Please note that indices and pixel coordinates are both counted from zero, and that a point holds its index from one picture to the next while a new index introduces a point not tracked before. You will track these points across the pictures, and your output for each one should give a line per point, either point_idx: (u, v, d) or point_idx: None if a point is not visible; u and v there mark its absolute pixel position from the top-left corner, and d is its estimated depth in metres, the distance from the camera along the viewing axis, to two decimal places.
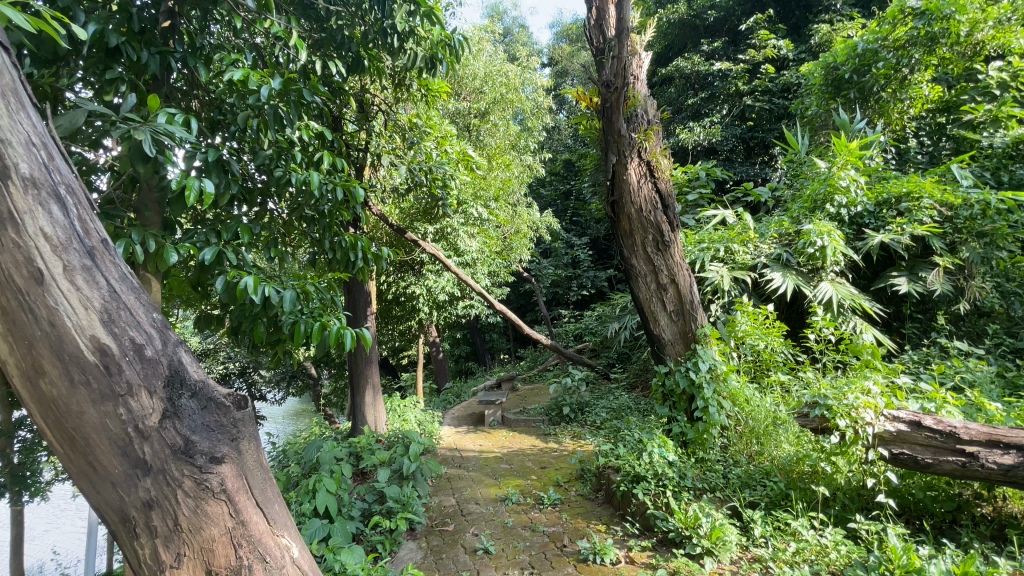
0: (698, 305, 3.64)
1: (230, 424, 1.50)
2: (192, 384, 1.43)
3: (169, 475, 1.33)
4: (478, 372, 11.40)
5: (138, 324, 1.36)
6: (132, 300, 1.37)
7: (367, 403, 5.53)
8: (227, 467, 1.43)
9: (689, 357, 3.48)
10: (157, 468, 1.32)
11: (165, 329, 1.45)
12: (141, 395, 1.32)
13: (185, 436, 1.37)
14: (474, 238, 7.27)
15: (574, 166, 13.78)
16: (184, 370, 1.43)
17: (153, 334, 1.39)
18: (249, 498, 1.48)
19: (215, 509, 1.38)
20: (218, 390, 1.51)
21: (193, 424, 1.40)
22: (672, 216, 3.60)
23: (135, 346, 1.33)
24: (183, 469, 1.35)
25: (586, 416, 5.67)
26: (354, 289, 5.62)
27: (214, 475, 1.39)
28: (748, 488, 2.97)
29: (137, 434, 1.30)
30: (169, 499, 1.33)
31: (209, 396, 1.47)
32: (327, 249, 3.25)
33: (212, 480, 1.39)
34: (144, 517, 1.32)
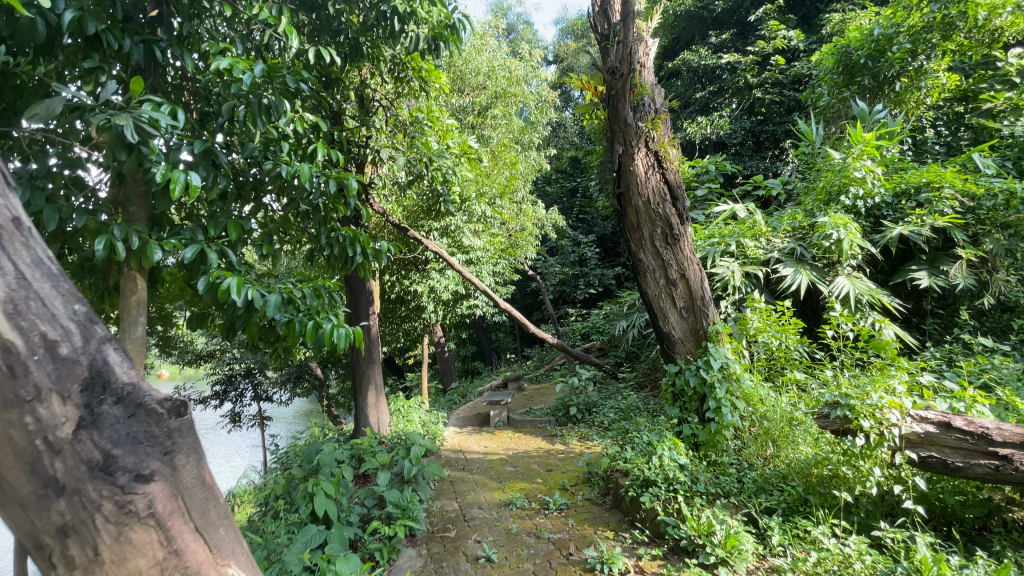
0: (710, 301, 3.47)
1: (166, 435, 1.15)
2: (119, 386, 1.10)
3: (83, 497, 0.99)
4: (484, 372, 11.29)
5: (46, 308, 1.05)
6: (41, 282, 1.07)
7: (370, 404, 5.42)
8: (160, 488, 1.08)
9: (700, 356, 3.32)
10: (71, 489, 0.99)
11: (89, 321, 1.13)
12: (49, 399, 1.00)
13: (105, 450, 1.03)
14: (479, 235, 7.14)
15: (580, 163, 13.62)
16: (110, 367, 1.10)
17: (71, 326, 1.07)
18: (192, 526, 1.12)
19: (143, 541, 1.03)
20: (155, 393, 1.17)
21: (116, 434, 1.06)
22: (682, 208, 3.44)
23: (42, 338, 1.02)
24: (101, 490, 1.01)
25: (594, 417, 5.52)
26: (356, 287, 5.52)
27: (141, 497, 1.04)
28: (763, 493, 2.80)
29: (42, 446, 0.98)
30: (85, 530, 0.98)
31: (140, 401, 1.13)
32: (323, 245, 3.15)
33: (138, 502, 1.04)
34: (57, 550, 0.98)
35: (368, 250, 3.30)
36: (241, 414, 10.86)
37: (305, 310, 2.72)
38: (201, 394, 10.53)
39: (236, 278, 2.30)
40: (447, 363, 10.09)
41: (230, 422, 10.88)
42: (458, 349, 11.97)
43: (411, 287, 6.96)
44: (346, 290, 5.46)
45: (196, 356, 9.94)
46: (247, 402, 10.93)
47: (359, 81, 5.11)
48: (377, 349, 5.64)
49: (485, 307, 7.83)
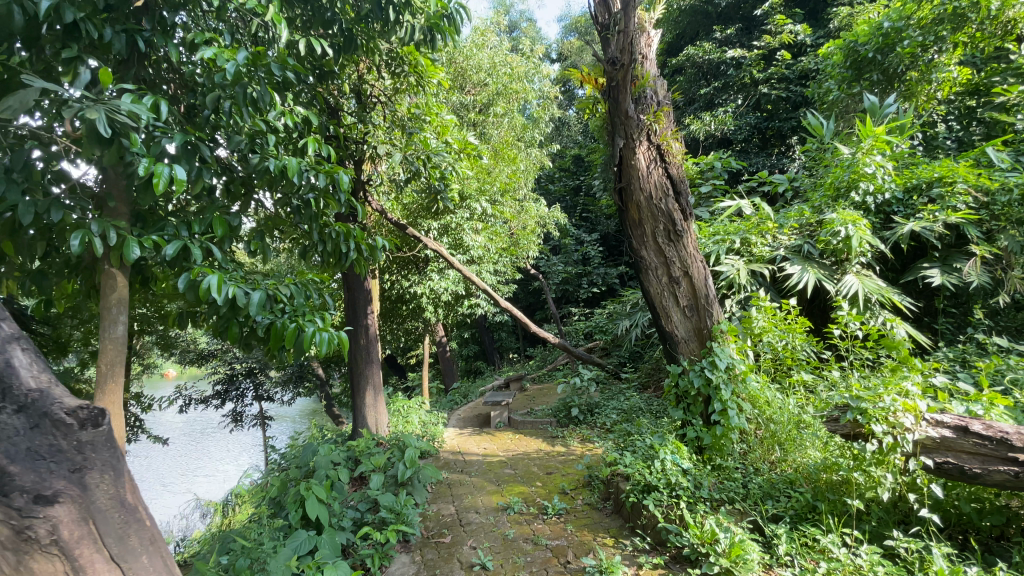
0: (714, 299, 3.35)
1: (73, 451, 1.31)
2: (20, 410, 1.26)
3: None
4: (487, 372, 11.20)
5: None
6: None
7: (368, 405, 5.33)
8: (62, 506, 1.25)
9: (704, 356, 3.20)
10: None
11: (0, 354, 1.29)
12: None
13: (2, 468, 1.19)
14: (480, 234, 7.05)
15: (584, 161, 13.51)
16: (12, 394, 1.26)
17: None
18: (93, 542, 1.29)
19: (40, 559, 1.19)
20: (61, 410, 1.32)
21: (13, 453, 1.21)
22: (686, 204, 3.33)
23: None
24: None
25: (596, 418, 5.42)
26: (354, 286, 5.44)
27: (41, 518, 1.21)
28: (770, 500, 2.70)
29: None
30: None
31: (42, 419, 1.28)
32: (316, 241, 3.07)
33: (38, 525, 1.20)
34: None
35: (362, 248, 3.22)
36: (243, 414, 10.82)
37: (289, 312, 2.69)
38: (202, 394, 10.49)
39: (217, 277, 2.27)
40: (449, 363, 10.01)
41: (232, 422, 10.84)
42: (461, 349, 11.88)
43: (411, 286, 6.88)
44: (344, 285, 5.38)
45: (198, 356, 9.90)
46: (249, 402, 10.89)
47: (356, 77, 5.02)
48: (376, 348, 5.55)
49: (486, 307, 7.73)
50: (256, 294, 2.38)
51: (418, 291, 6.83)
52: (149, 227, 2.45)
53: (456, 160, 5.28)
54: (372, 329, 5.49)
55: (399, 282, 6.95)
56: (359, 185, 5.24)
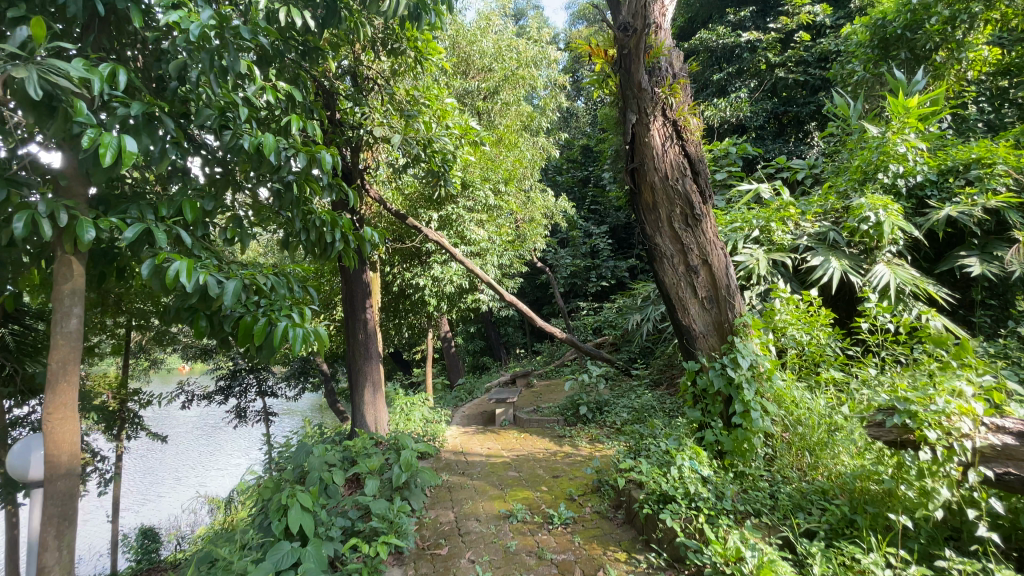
0: (735, 290, 3.06)
1: None
2: None
3: None
4: (493, 368, 10.98)
5: None
6: None
7: (367, 403, 5.10)
8: None
9: (725, 353, 2.92)
10: None
11: None
12: None
13: None
14: (484, 225, 6.78)
15: (592, 152, 13.18)
16: None
17: None
18: None
19: None
20: None
21: None
22: (705, 185, 3.04)
23: None
24: None
25: (605, 417, 5.16)
26: (352, 279, 5.19)
27: None
28: (801, 513, 2.42)
29: None
30: None
31: None
32: (298, 230, 2.83)
33: None
34: None
35: (349, 234, 2.99)
36: (247, 409, 10.58)
37: (262, 304, 2.48)
38: (205, 390, 10.24)
39: (189, 262, 2.04)
40: (453, 359, 9.75)
41: (236, 418, 10.66)
42: (466, 344, 11.65)
43: (412, 279, 6.62)
44: (343, 270, 5.14)
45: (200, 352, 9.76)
46: (253, 398, 10.70)
47: (352, 58, 4.76)
48: (376, 342, 5.32)
49: (491, 301, 7.48)
50: (230, 283, 2.16)
51: (420, 284, 6.58)
52: (109, 212, 2.22)
53: (458, 145, 5.01)
54: (371, 322, 5.26)
55: (400, 275, 6.70)
56: (355, 172, 4.98)
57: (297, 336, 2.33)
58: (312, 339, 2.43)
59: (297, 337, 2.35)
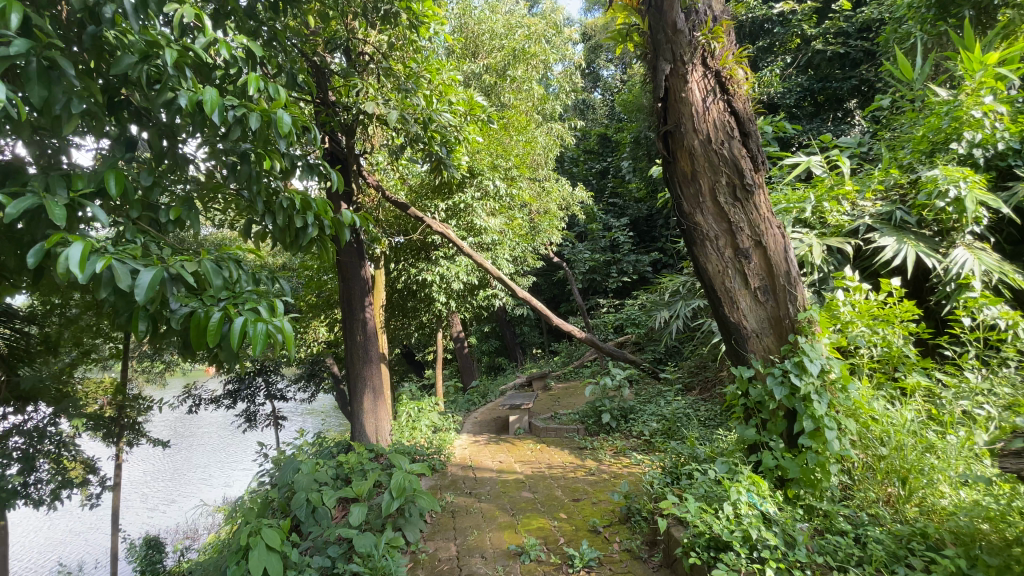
0: (798, 279, 2.48)
1: None
2: None
3: None
4: (509, 369, 10.48)
5: None
6: None
7: (366, 411, 4.60)
8: None
9: (787, 356, 2.35)
10: None
11: None
12: None
13: None
14: (495, 216, 6.28)
15: (610, 142, 12.58)
16: None
17: None
18: None
19: None
20: None
21: None
22: (755, 149, 2.48)
23: None
24: None
25: (631, 426, 4.61)
26: (349, 274, 4.72)
27: None
28: (901, 567, 1.85)
29: None
30: None
31: None
32: (261, 211, 2.34)
33: None
34: None
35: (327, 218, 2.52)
36: (257, 413, 10.53)
37: (223, 296, 1.90)
38: (213, 393, 10.13)
39: (84, 244, 1.47)
40: (466, 361, 9.24)
41: (246, 422, 10.53)
42: (480, 344, 11.16)
43: (418, 274, 6.13)
44: (338, 260, 4.69)
45: None
46: (262, 401, 10.48)
47: (345, 30, 4.30)
48: (377, 342, 4.83)
49: (504, 298, 6.96)
50: (148, 272, 1.60)
51: (426, 281, 6.09)
52: (8, 186, 1.75)
53: (462, 125, 4.51)
54: (371, 321, 4.77)
55: (406, 271, 6.23)
56: (351, 157, 4.51)
57: (259, 326, 1.74)
58: (281, 334, 1.82)
59: (260, 330, 1.75)
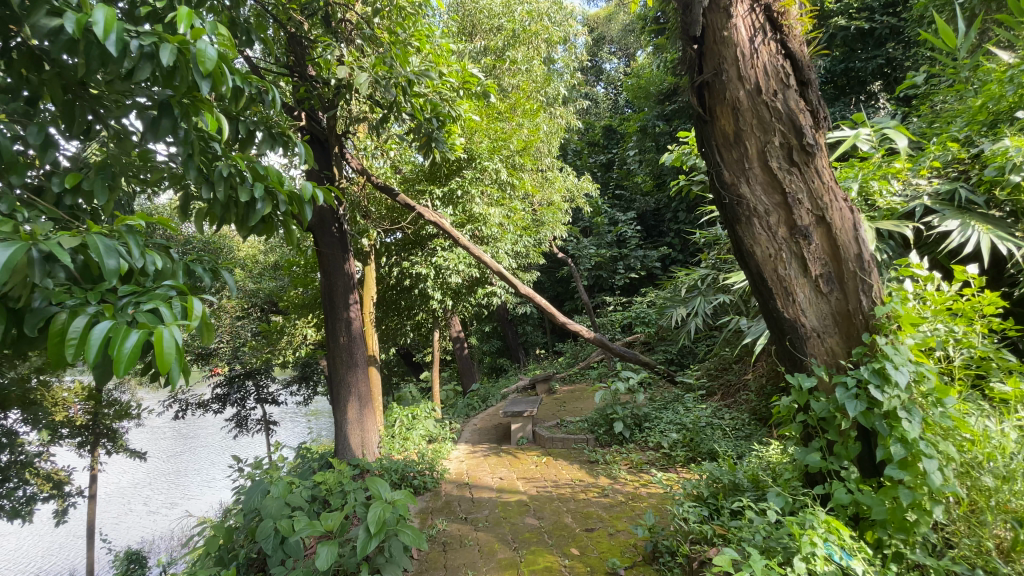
0: (871, 263, 1.98)
1: None
2: None
3: None
4: (511, 371, 9.98)
5: None
6: None
7: (351, 421, 4.09)
8: None
9: (865, 363, 1.84)
10: None
11: None
12: None
13: None
14: (494, 206, 5.77)
15: (615, 134, 12.07)
16: None
17: None
18: None
19: None
20: None
21: None
22: (814, 102, 1.98)
23: None
24: None
25: (648, 436, 4.11)
26: (330, 267, 4.21)
27: None
28: None
29: None
30: None
31: None
32: (198, 183, 1.87)
33: None
34: None
35: (280, 190, 2.02)
36: (247, 418, 10.09)
37: (121, 293, 1.55)
38: (201, 398, 9.73)
39: None
40: (466, 362, 8.72)
41: (236, 427, 10.07)
42: (481, 345, 10.67)
43: (411, 268, 5.63)
44: (319, 250, 4.20)
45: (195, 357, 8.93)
46: (253, 405, 10.05)
47: None
48: (363, 344, 4.31)
49: (505, 295, 6.45)
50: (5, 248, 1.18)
51: (420, 275, 5.59)
52: None
53: (455, 99, 4.00)
54: (355, 320, 4.25)
55: (399, 266, 5.73)
56: (331, 137, 4.02)
57: (129, 337, 1.26)
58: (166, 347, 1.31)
59: (130, 345, 1.26)
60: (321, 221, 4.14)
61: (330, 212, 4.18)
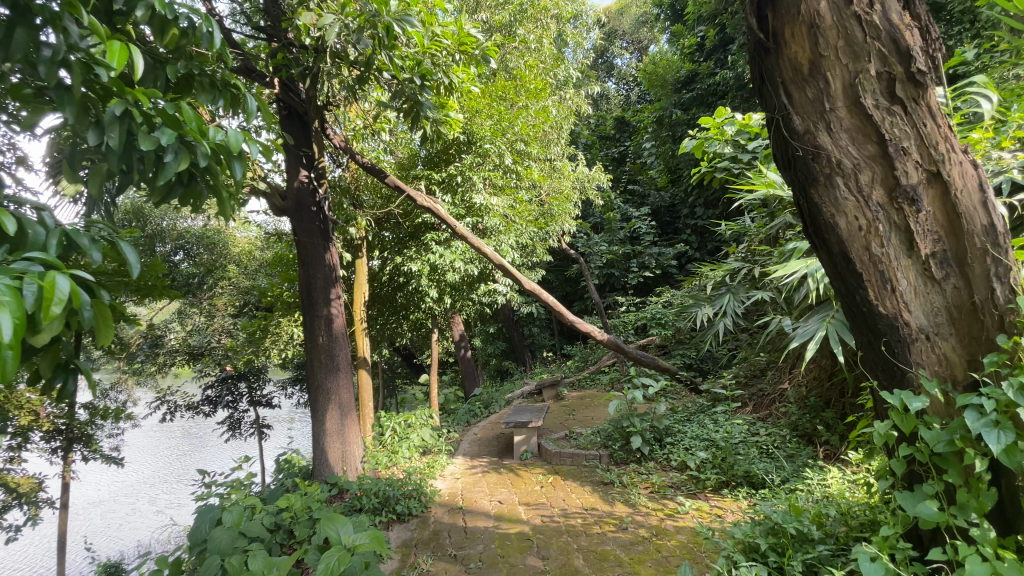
0: (1004, 238, 1.42)
1: None
2: None
3: None
4: (517, 374, 9.47)
5: None
6: None
7: (330, 433, 3.56)
8: None
9: (1009, 377, 1.29)
10: None
11: None
12: None
13: None
14: (497, 194, 5.24)
15: (628, 127, 11.50)
16: None
17: None
18: None
19: None
20: None
21: None
22: (923, 18, 1.45)
23: None
24: None
25: (670, 454, 3.59)
26: (308, 255, 3.69)
27: None
28: None
29: None
30: None
31: None
32: (84, 125, 1.40)
33: None
34: None
35: (199, 140, 1.52)
36: (240, 421, 9.56)
37: None
38: (190, 400, 9.15)
39: None
40: (469, 366, 8.12)
41: (229, 430, 9.63)
42: (486, 347, 10.14)
43: (405, 262, 5.11)
44: (295, 236, 3.70)
45: (185, 357, 8.51)
46: (246, 407, 9.54)
47: None
48: (346, 346, 3.79)
49: (510, 293, 5.91)
50: None
51: (413, 271, 5.07)
52: None
53: (450, 66, 3.49)
54: (337, 317, 3.74)
55: (392, 260, 5.22)
56: (310, 109, 3.52)
57: None
58: None
59: None
60: (298, 202, 3.66)
61: (307, 192, 3.71)
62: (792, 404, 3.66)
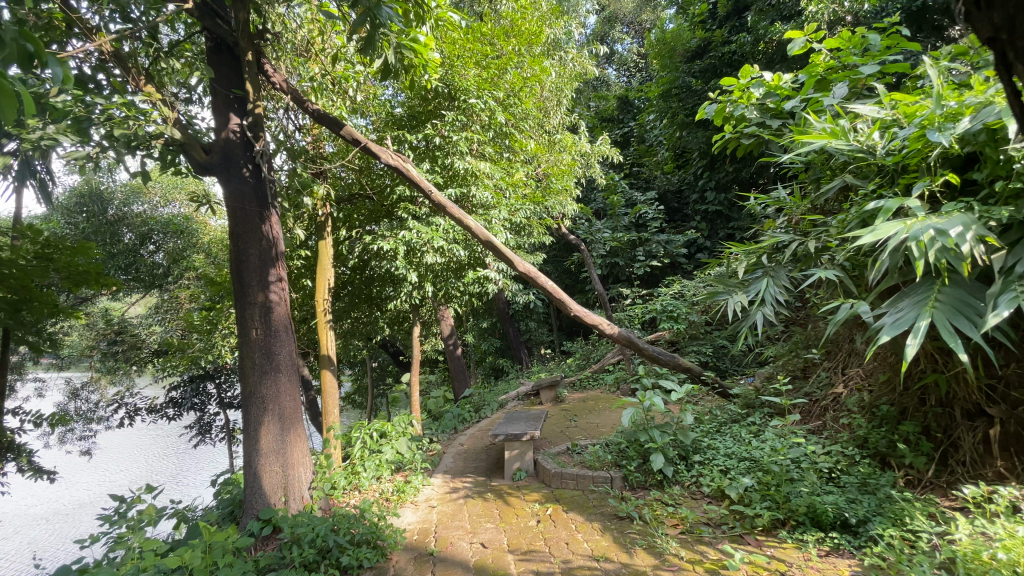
0: None
1: None
2: None
3: None
4: (513, 373, 8.71)
5: None
6: None
7: (266, 452, 2.77)
8: None
9: None
10: None
11: None
12: None
13: None
14: (486, 161, 4.44)
15: (632, 107, 10.68)
16: None
17: None
18: None
19: None
20: None
21: None
22: None
23: None
24: None
25: (700, 477, 2.83)
26: (239, 223, 2.90)
27: None
28: None
29: None
30: None
31: None
32: None
33: None
34: None
35: None
36: (210, 425, 8.84)
37: None
38: (152, 402, 8.53)
39: None
40: (459, 365, 7.35)
41: (197, 435, 8.93)
42: (479, 344, 9.37)
43: (374, 241, 4.32)
44: (225, 200, 2.91)
45: (150, 354, 7.78)
46: (215, 411, 8.79)
47: None
48: (291, 342, 2.99)
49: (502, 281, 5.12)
50: None
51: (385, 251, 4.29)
52: None
53: None
54: (278, 306, 2.94)
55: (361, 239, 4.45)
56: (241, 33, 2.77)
57: None
58: None
59: None
60: (226, 155, 2.88)
61: (240, 144, 2.93)
62: (855, 414, 2.89)
